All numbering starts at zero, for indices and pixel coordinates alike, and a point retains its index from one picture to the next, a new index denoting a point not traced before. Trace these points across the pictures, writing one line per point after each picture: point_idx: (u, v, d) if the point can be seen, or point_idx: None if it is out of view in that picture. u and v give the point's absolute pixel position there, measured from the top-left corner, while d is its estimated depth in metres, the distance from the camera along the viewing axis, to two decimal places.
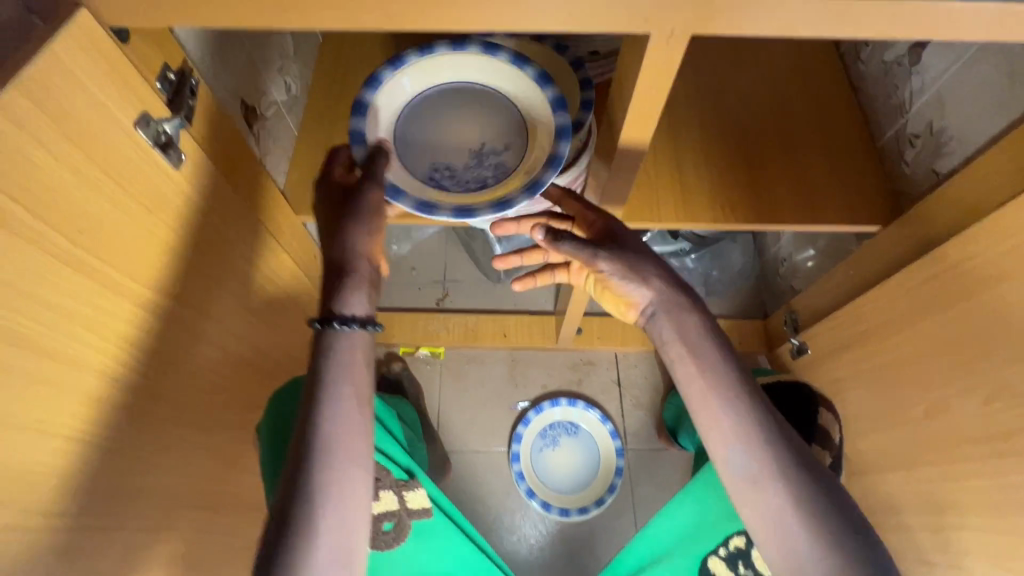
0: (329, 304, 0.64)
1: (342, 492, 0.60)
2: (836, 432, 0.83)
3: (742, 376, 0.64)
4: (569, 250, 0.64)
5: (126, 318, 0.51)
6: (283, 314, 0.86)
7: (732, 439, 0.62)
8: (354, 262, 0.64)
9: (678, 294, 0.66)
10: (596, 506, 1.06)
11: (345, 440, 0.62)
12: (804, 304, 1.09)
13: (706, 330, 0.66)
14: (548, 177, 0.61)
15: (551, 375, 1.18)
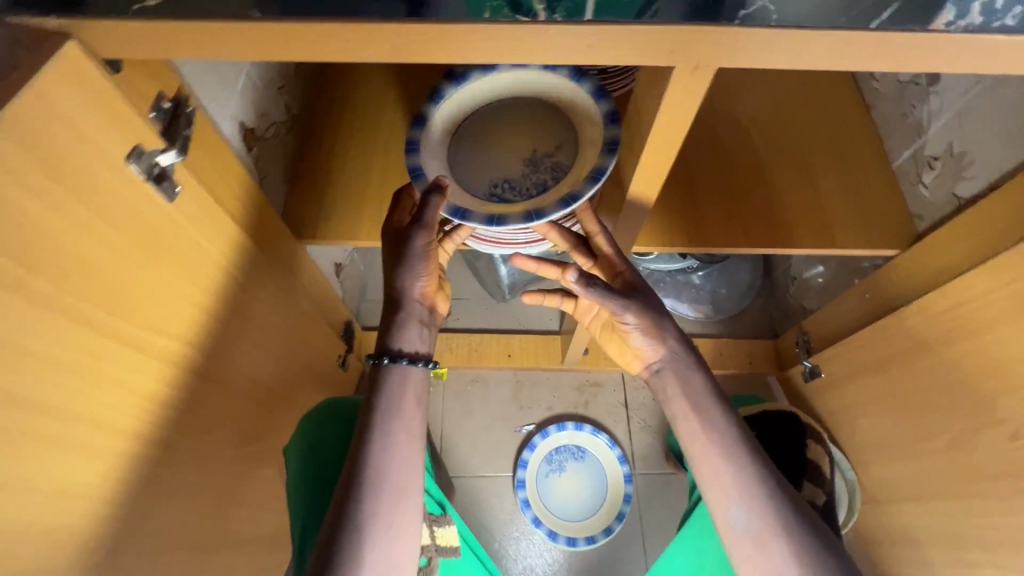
0: (386, 340, 0.67)
1: (388, 533, 0.60)
2: (827, 465, 0.77)
3: (744, 431, 0.64)
4: (596, 297, 0.63)
5: (116, 360, 0.49)
6: (284, 341, 0.83)
7: (732, 492, 0.62)
8: (408, 301, 0.67)
9: (686, 352, 0.68)
10: (605, 534, 1.03)
11: (396, 479, 0.62)
12: (816, 325, 1.07)
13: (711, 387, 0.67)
14: (586, 191, 0.59)
15: (557, 397, 1.15)
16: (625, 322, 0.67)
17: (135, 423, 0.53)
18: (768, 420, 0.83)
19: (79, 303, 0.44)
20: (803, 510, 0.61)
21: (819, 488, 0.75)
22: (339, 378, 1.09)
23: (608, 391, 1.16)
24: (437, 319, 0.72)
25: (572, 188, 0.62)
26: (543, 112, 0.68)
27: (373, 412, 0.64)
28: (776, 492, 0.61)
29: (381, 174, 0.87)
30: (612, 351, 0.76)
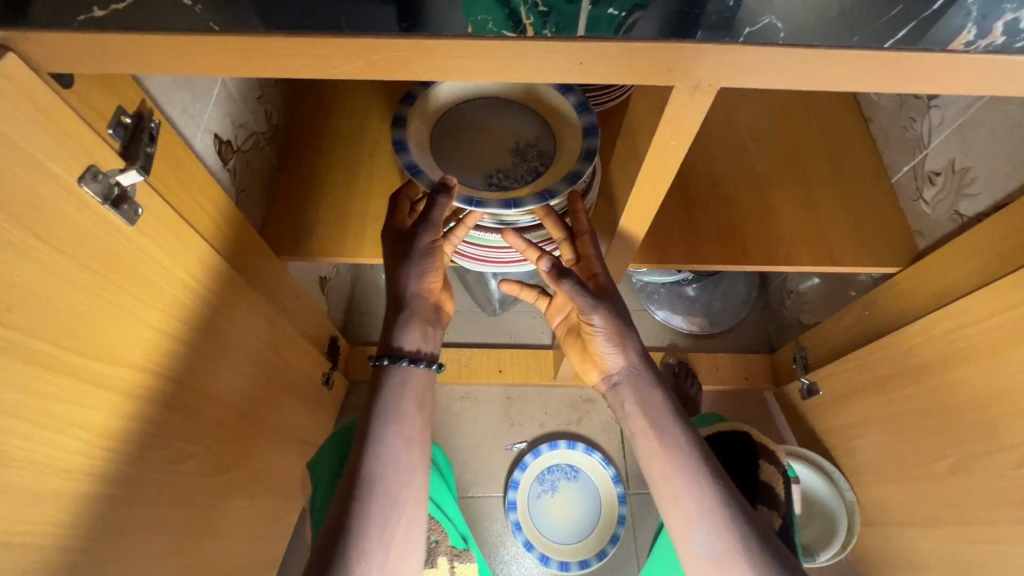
0: (387, 338, 0.63)
1: (387, 549, 0.54)
2: (780, 486, 0.74)
3: (702, 449, 0.61)
4: (568, 292, 0.60)
5: (63, 395, 0.45)
6: (264, 362, 0.80)
7: (692, 513, 0.57)
8: (413, 300, 0.64)
9: (644, 367, 0.65)
10: (598, 558, 0.99)
11: (397, 490, 0.57)
12: (814, 341, 1.05)
13: (667, 404, 0.64)
14: (587, 168, 0.61)
15: (549, 414, 1.12)
16: (591, 324, 0.63)
17: (90, 462, 0.49)
18: (722, 440, 0.81)
19: (18, 339, 0.40)
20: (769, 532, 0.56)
21: (774, 511, 0.72)
22: (323, 396, 1.05)
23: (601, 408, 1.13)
24: (443, 318, 0.69)
25: (570, 167, 0.63)
26: (515, 112, 0.69)
27: (375, 417, 0.60)
28: (737, 510, 0.56)
29: (366, 187, 0.83)
30: (572, 358, 0.72)
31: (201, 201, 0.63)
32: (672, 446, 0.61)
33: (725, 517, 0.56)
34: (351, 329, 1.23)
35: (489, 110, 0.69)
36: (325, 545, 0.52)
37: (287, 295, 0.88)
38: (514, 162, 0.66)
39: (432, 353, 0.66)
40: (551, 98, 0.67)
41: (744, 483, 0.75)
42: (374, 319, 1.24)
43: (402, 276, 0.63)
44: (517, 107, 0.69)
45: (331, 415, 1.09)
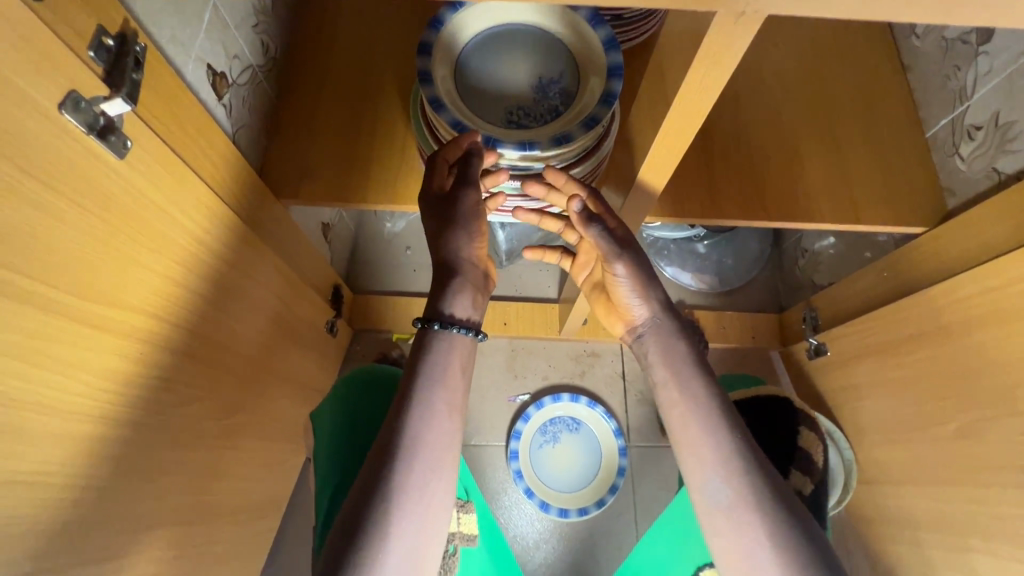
0: (435, 304, 0.61)
1: (423, 503, 0.54)
2: (819, 454, 0.74)
3: (721, 399, 0.59)
4: (593, 238, 0.57)
5: (62, 336, 0.44)
6: (268, 307, 0.78)
7: (704, 462, 0.56)
8: (462, 265, 0.61)
9: (668, 318, 0.64)
10: (597, 507, 1.01)
11: (435, 440, 0.57)
12: (826, 301, 1.03)
13: (686, 354, 0.62)
14: (605, 115, 0.57)
15: (553, 366, 1.13)
16: (614, 274, 0.61)
17: (92, 404, 0.48)
18: (760, 404, 0.80)
19: (11, 277, 0.39)
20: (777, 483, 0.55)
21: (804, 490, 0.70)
22: (329, 343, 1.05)
23: (605, 363, 1.14)
24: (488, 286, 0.66)
25: (588, 111, 0.58)
26: (539, 43, 0.64)
27: (418, 370, 0.59)
28: (748, 462, 0.55)
29: (370, 128, 0.79)
30: (598, 312, 0.72)
31: (195, 137, 0.59)
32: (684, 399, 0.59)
33: (731, 469, 0.55)
34: (353, 278, 1.20)
35: (511, 37, 0.64)
36: (359, 500, 0.52)
37: (289, 242, 0.86)
38: (538, 99, 0.62)
39: (475, 323, 0.63)
40: (578, 27, 0.61)
41: (777, 451, 0.75)
42: (378, 267, 1.22)
43: (447, 240, 0.60)
44: (541, 36, 0.64)
45: (335, 361, 1.09)
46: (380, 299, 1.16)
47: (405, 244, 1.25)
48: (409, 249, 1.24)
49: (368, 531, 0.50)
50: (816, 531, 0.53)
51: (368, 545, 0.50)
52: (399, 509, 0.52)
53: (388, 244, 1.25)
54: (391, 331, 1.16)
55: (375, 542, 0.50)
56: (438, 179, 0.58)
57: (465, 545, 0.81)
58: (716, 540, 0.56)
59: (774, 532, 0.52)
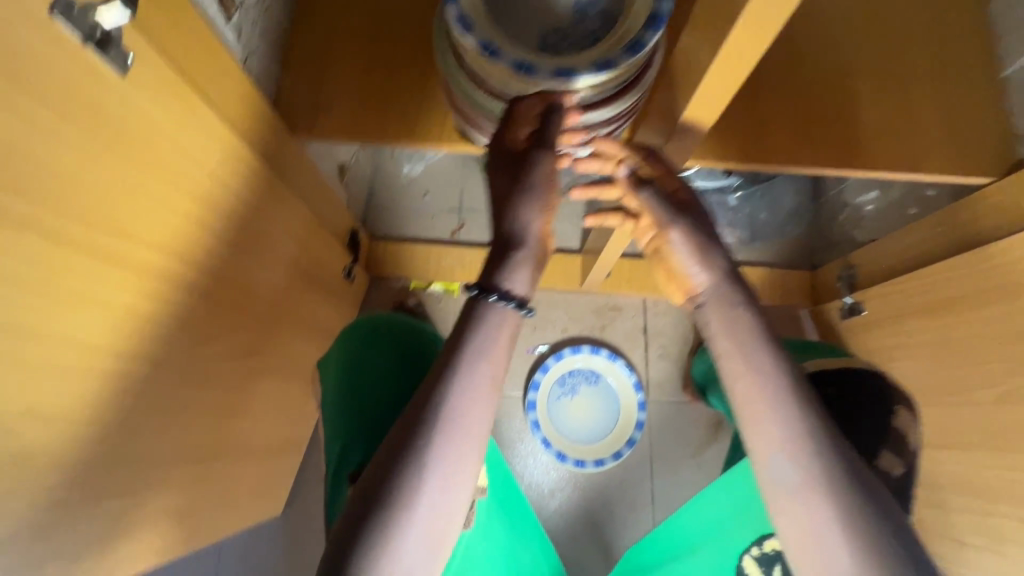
0: (488, 274, 0.51)
1: (446, 491, 0.47)
2: (915, 436, 0.66)
3: (795, 377, 0.50)
4: (643, 202, 0.57)
5: (75, 271, 0.42)
6: (285, 250, 0.76)
7: (775, 444, 0.48)
8: (525, 233, 0.51)
9: (735, 284, 0.54)
10: (614, 459, 1.01)
11: (462, 421, 0.48)
12: (866, 259, 0.98)
13: (756, 324, 0.52)
14: (651, 39, 0.51)
15: (573, 319, 1.10)
16: (669, 240, 0.55)
17: (112, 341, 0.47)
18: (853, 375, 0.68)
19: (17, 206, 0.36)
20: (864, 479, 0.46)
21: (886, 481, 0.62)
22: (347, 289, 1.03)
23: (626, 317, 1.11)
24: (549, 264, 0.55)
25: (632, 34, 0.52)
26: None
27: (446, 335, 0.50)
28: (826, 451, 0.47)
29: (390, 59, 0.73)
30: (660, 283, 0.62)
31: (206, 63, 0.55)
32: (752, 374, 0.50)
33: (807, 457, 0.47)
34: (370, 223, 1.17)
35: None
36: (371, 484, 0.46)
37: (305, 182, 0.82)
38: (575, 20, 0.56)
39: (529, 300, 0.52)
40: None
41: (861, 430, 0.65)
42: (395, 212, 1.18)
43: (511, 202, 0.51)
44: None
45: (353, 307, 1.08)
46: (398, 245, 1.13)
47: (423, 189, 1.20)
48: (427, 194, 1.19)
49: (377, 519, 0.45)
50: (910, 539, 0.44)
51: (378, 535, 0.44)
52: (416, 496, 0.46)
53: (405, 188, 1.20)
54: (408, 278, 1.14)
55: (384, 533, 0.45)
56: (510, 139, 0.52)
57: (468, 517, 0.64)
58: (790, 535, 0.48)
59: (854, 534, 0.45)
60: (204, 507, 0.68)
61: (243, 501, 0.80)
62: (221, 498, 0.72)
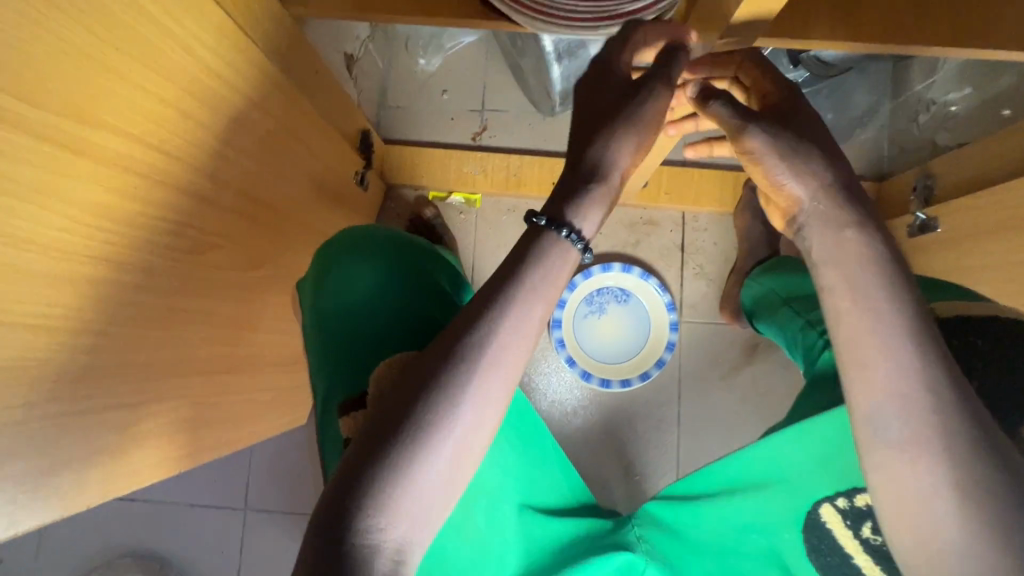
0: (557, 204, 0.47)
1: (478, 426, 0.43)
2: None
3: (916, 319, 0.41)
4: (717, 110, 0.48)
5: (27, 158, 0.36)
6: (291, 150, 0.68)
7: (879, 389, 0.41)
8: (603, 170, 0.47)
9: (847, 204, 0.45)
10: (641, 379, 0.96)
11: (505, 353, 0.43)
12: (947, 167, 0.85)
13: (878, 256, 0.44)
14: None
15: (604, 234, 1.02)
16: (750, 148, 0.47)
17: (93, 245, 0.42)
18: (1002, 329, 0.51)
19: None
20: (1000, 446, 0.37)
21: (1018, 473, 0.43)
22: (362, 198, 0.96)
23: (662, 233, 1.02)
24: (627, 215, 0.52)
25: None
26: None
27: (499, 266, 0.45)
28: (946, 408, 0.39)
29: None
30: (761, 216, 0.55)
31: None
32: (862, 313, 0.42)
33: (920, 411, 0.39)
34: (384, 126, 1.07)
35: None
36: (394, 408, 0.42)
37: (306, 72, 0.73)
38: None
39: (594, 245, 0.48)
40: None
41: None
42: (411, 114, 1.07)
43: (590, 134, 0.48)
44: None
45: (369, 218, 1.01)
46: (414, 150, 1.03)
47: (442, 86, 1.07)
48: (446, 93, 1.07)
49: (395, 446, 0.40)
50: None
51: (394, 463, 0.40)
52: (442, 428, 0.41)
53: (422, 85, 1.07)
54: (424, 188, 1.05)
55: (402, 463, 0.40)
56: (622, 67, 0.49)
57: None
58: (889, 502, 0.40)
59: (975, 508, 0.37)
60: (220, 418, 0.67)
61: (262, 412, 0.79)
62: (238, 409, 0.71)
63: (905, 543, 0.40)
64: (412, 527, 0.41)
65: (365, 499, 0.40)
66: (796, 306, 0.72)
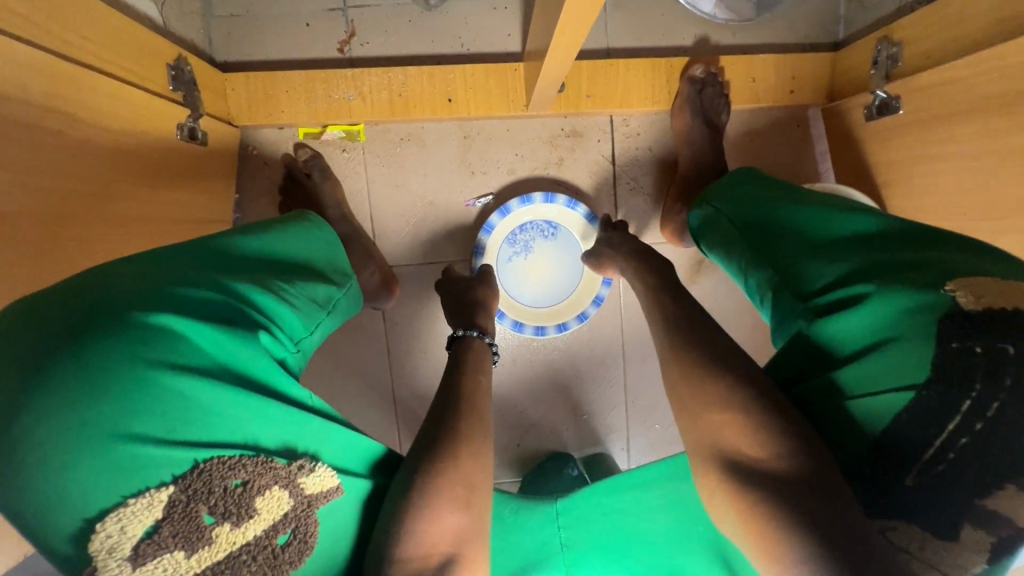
0: (462, 322, 0.66)
1: (486, 469, 0.48)
2: None
3: (720, 363, 0.46)
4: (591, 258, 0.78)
5: None
6: (47, 126, 0.48)
7: (705, 412, 0.45)
8: (482, 308, 0.69)
9: (683, 304, 0.54)
10: (577, 321, 0.86)
11: (482, 438, 0.49)
12: (914, 26, 0.70)
13: (692, 339, 0.49)
14: None
15: (521, 156, 0.86)
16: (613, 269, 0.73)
17: None
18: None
19: None
20: (830, 480, 0.39)
21: (986, 528, 0.36)
22: (206, 154, 0.74)
23: (589, 147, 0.86)
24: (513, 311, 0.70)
25: None
26: None
27: (458, 367, 0.57)
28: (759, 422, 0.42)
29: None
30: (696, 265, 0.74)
31: None
32: (742, 421, 0.43)
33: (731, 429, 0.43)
34: (221, 48, 0.81)
35: None
36: (401, 478, 0.46)
37: None
38: None
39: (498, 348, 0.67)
40: None
41: (1010, 419, 0.35)
42: (250, 23, 0.81)
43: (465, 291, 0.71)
44: None
45: (227, 175, 0.81)
46: (263, 76, 0.79)
47: None
48: None
49: (411, 498, 0.44)
50: (846, 509, 0.38)
51: (417, 509, 0.43)
52: (440, 504, 0.44)
53: None
54: (292, 125, 0.83)
55: (424, 507, 0.43)
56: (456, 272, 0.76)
57: (325, 504, 0.43)
58: (755, 550, 0.41)
59: (941, 550, 0.37)
60: None
61: None
62: None
63: (751, 542, 0.41)
64: (448, 564, 0.43)
65: (402, 556, 0.42)
66: (723, 240, 0.56)
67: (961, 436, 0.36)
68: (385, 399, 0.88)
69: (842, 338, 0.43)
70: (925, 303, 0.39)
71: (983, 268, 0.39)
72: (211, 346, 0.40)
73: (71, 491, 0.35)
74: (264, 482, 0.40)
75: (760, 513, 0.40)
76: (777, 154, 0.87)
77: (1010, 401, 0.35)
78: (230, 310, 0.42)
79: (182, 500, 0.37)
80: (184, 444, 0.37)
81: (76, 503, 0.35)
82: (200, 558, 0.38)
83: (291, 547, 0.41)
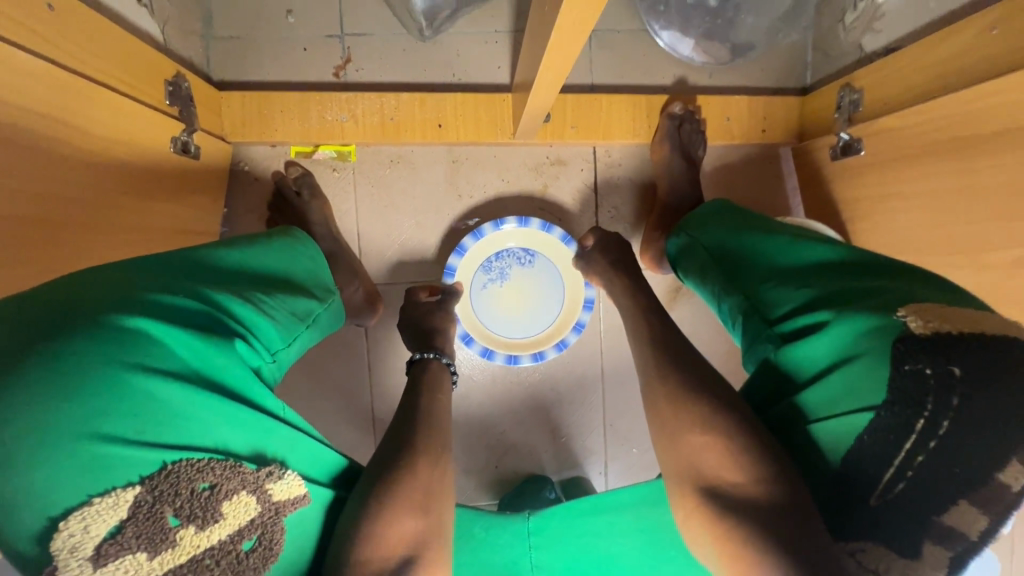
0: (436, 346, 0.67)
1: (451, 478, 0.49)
2: None
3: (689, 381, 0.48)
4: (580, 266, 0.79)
5: None
6: (45, 132, 0.49)
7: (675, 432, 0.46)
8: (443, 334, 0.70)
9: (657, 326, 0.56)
10: (555, 350, 0.88)
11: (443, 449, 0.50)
12: (873, 75, 0.75)
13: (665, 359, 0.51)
14: None
15: (506, 181, 0.89)
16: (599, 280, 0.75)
17: None
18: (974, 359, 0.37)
19: None
20: (787, 499, 0.41)
21: (943, 542, 0.39)
22: (198, 168, 0.76)
23: (571, 175, 0.90)
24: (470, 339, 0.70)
25: None
26: None
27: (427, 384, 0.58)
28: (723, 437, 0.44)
29: None
30: None
31: None
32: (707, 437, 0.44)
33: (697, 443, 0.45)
34: (218, 68, 0.84)
35: None
36: (361, 484, 0.46)
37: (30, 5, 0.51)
38: None
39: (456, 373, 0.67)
40: None
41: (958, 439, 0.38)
42: (249, 46, 0.84)
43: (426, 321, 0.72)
44: None
45: (217, 190, 0.82)
46: (258, 96, 0.81)
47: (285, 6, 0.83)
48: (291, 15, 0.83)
49: (381, 503, 0.44)
50: (807, 526, 0.40)
51: (385, 511, 0.44)
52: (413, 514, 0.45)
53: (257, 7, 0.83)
54: (283, 144, 0.85)
55: (394, 512, 0.44)
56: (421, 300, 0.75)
57: (292, 511, 0.44)
58: (725, 562, 0.42)
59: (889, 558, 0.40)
60: None
61: None
62: None
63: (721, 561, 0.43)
64: (412, 564, 0.43)
65: (372, 561, 0.42)
66: (698, 267, 0.58)
67: (918, 454, 0.39)
68: (364, 418, 0.88)
69: (808, 361, 0.45)
70: (881, 326, 0.41)
71: (931, 295, 0.42)
72: (186, 352, 0.41)
73: (32, 490, 0.34)
74: (231, 487, 0.40)
75: (726, 525, 0.42)
76: (750, 188, 0.92)
77: (958, 422, 0.38)
78: (207, 318, 0.43)
79: (148, 501, 0.37)
80: (153, 446, 0.37)
81: (36, 502, 0.35)
82: (162, 560, 0.37)
83: (255, 554, 0.41)
